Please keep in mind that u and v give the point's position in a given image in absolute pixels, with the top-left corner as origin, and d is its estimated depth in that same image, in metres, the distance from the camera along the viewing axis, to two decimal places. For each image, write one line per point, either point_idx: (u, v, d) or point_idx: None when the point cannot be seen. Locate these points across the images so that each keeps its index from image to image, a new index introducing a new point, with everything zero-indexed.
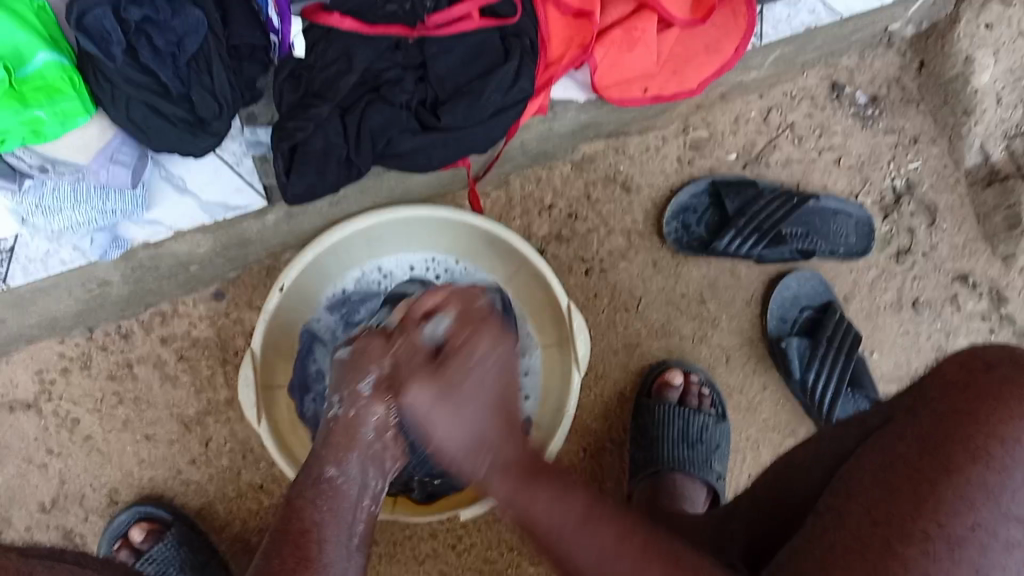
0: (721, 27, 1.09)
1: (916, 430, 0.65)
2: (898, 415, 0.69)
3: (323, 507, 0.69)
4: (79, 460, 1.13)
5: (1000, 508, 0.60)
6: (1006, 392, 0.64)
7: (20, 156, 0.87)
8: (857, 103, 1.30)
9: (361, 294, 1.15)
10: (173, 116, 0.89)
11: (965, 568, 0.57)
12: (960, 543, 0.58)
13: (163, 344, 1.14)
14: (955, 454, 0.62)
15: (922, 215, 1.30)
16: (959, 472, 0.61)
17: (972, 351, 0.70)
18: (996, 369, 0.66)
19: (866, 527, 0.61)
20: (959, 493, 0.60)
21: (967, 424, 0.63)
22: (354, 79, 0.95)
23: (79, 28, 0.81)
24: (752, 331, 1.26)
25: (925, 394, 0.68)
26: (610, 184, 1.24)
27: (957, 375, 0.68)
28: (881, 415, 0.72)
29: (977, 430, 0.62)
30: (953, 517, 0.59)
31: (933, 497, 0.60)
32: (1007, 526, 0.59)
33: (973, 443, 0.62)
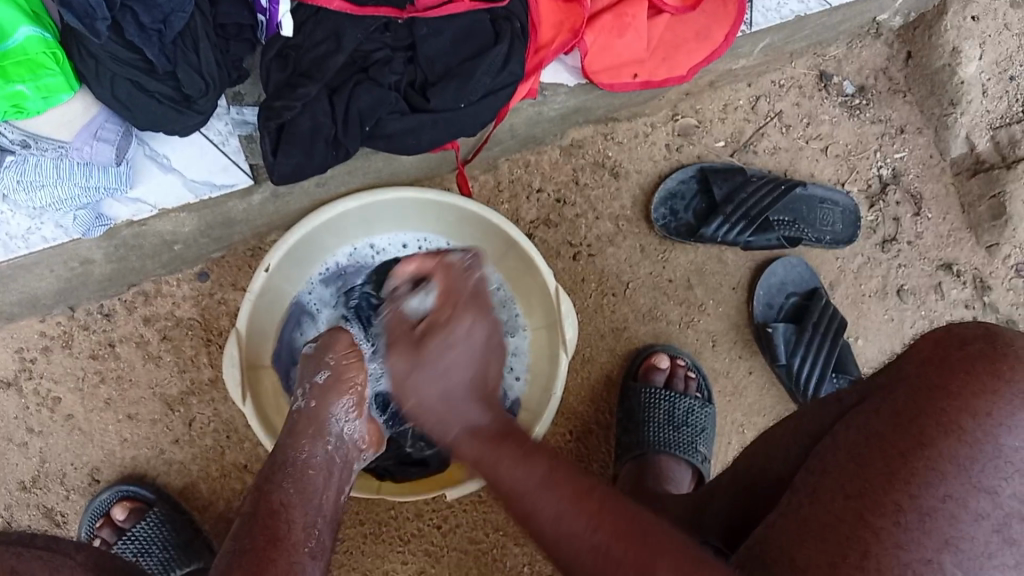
0: (711, 13, 1.08)
1: (892, 404, 0.66)
2: (870, 395, 0.70)
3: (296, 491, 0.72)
4: (61, 438, 1.12)
5: (980, 485, 0.60)
6: (982, 366, 0.65)
7: (1, 130, 0.86)
8: (845, 93, 1.31)
9: (356, 267, 1.15)
10: (158, 93, 0.88)
11: (934, 539, 0.58)
12: (931, 513, 0.59)
13: (146, 323, 1.13)
14: (925, 428, 0.63)
15: (908, 204, 1.31)
16: (929, 444, 0.62)
17: (948, 328, 0.71)
18: (970, 345, 0.67)
19: (839, 502, 0.62)
20: (931, 464, 0.61)
21: (937, 399, 0.64)
22: (342, 59, 0.95)
23: (63, 3, 0.79)
24: (738, 316, 1.26)
25: (900, 372, 0.70)
26: (599, 169, 1.25)
27: (932, 353, 0.69)
28: (856, 393, 0.73)
29: (949, 403, 0.63)
30: (925, 488, 0.60)
31: (906, 469, 0.61)
32: (976, 497, 0.60)
33: (944, 417, 0.62)
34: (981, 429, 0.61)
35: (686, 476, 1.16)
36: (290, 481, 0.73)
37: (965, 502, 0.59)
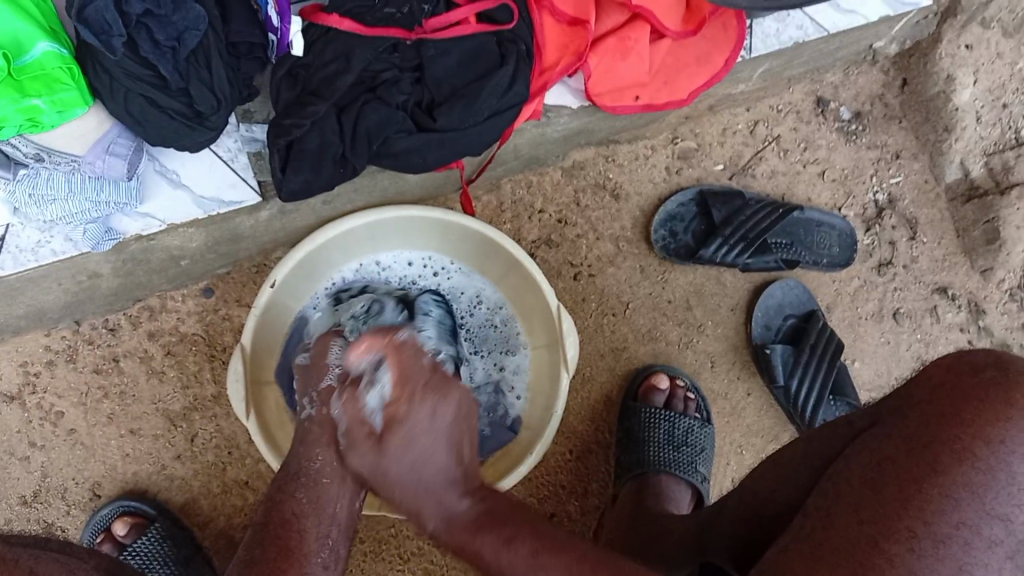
0: (711, 39, 1.11)
1: (902, 429, 0.67)
2: (882, 418, 0.70)
3: (305, 501, 0.74)
4: (62, 453, 1.13)
5: (985, 507, 0.61)
6: (992, 393, 0.65)
7: (15, 145, 0.88)
8: (841, 118, 1.34)
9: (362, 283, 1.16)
10: (169, 109, 0.90)
11: (947, 565, 0.59)
12: (945, 540, 0.60)
13: (151, 338, 1.15)
14: (940, 453, 0.63)
15: (904, 229, 1.33)
16: (943, 471, 0.62)
17: (961, 354, 0.71)
18: (982, 372, 0.67)
19: (852, 526, 0.63)
20: (945, 492, 0.61)
21: (951, 425, 0.65)
22: (351, 79, 0.97)
23: (80, 19, 0.82)
24: (737, 338, 1.27)
25: (911, 398, 0.69)
26: (600, 191, 1.28)
27: (944, 378, 0.69)
28: (867, 416, 0.73)
29: (963, 431, 0.64)
30: (939, 515, 0.61)
31: (920, 496, 0.62)
32: (989, 525, 0.61)
33: (957, 445, 0.63)
34: (994, 456, 0.62)
35: (686, 495, 1.15)
36: (309, 496, 0.74)
37: (978, 529, 0.61)
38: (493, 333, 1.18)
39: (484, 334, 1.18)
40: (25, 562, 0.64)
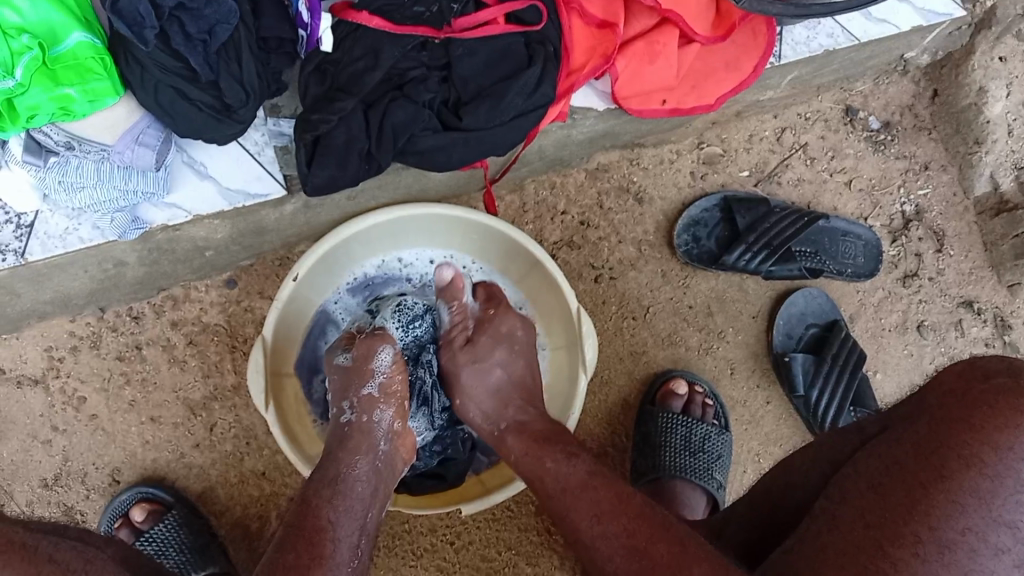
0: (741, 45, 1.11)
1: (911, 435, 0.66)
2: (894, 423, 0.70)
3: (340, 507, 0.76)
4: (84, 438, 1.14)
5: (992, 513, 0.60)
6: (1005, 401, 0.64)
7: (47, 133, 0.88)
8: (870, 128, 1.32)
9: (384, 278, 1.17)
10: (199, 101, 0.91)
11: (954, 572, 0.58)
12: (949, 546, 0.59)
13: (174, 327, 1.16)
14: (947, 459, 0.62)
15: (930, 241, 1.31)
16: (950, 476, 0.61)
17: (971, 362, 0.71)
18: (993, 379, 0.67)
19: (858, 530, 0.62)
20: (951, 496, 0.60)
21: (959, 431, 0.64)
22: (379, 76, 0.97)
23: (113, 10, 0.83)
24: (758, 346, 1.25)
25: (922, 403, 0.69)
26: (623, 194, 1.28)
27: (955, 384, 0.68)
28: (878, 423, 0.73)
29: (973, 437, 0.63)
30: (944, 520, 0.60)
31: (926, 500, 0.61)
32: (996, 532, 0.59)
33: (966, 450, 0.62)
34: (1002, 463, 0.61)
35: (701, 502, 1.16)
36: (338, 499, 0.77)
37: (986, 535, 0.59)
38: None
39: None
40: (46, 548, 0.65)
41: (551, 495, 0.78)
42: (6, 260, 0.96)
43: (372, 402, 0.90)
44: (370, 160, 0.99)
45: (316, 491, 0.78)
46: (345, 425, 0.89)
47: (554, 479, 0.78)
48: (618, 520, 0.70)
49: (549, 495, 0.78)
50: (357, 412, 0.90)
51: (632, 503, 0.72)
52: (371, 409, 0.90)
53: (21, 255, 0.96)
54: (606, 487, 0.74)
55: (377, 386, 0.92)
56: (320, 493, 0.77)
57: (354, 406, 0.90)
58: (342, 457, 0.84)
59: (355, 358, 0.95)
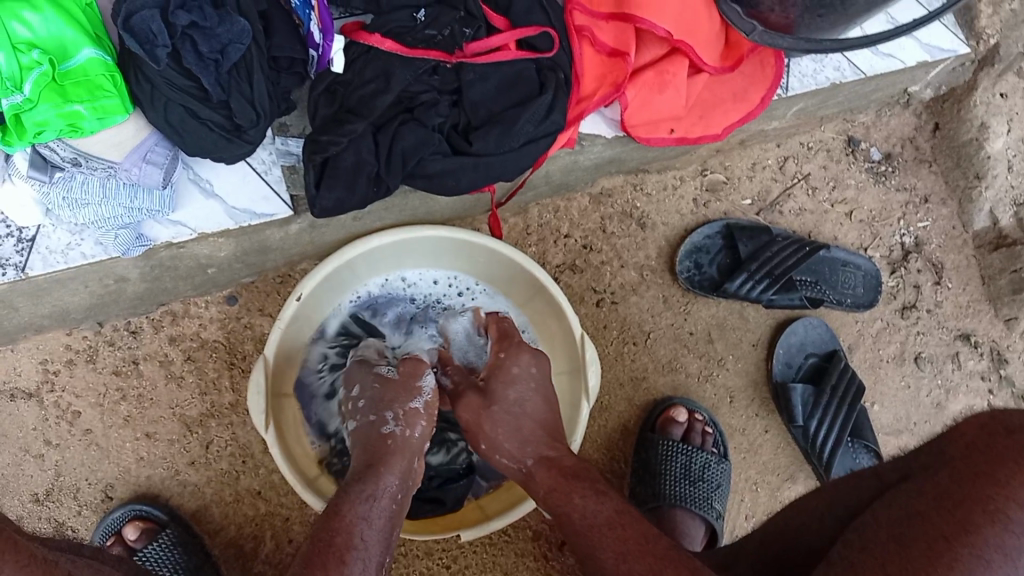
0: (749, 76, 1.11)
1: (934, 486, 0.66)
2: (915, 474, 0.70)
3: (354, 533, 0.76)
4: (77, 453, 1.12)
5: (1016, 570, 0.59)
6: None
7: (53, 148, 0.87)
8: (871, 159, 1.33)
9: (388, 298, 1.16)
10: (210, 121, 0.90)
11: None
12: None
13: (172, 343, 1.15)
14: (971, 513, 0.61)
15: (929, 273, 1.32)
16: (974, 531, 0.60)
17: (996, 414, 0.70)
18: (1017, 434, 0.66)
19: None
20: (976, 552, 0.59)
21: (984, 484, 0.63)
22: (390, 99, 0.97)
23: (125, 27, 0.83)
24: (757, 374, 1.26)
25: (944, 455, 0.69)
26: (626, 219, 1.28)
27: (978, 438, 0.68)
28: (897, 472, 0.73)
29: (998, 491, 0.62)
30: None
31: (949, 554, 0.60)
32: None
33: (991, 505, 0.61)
34: None
35: (699, 533, 1.16)
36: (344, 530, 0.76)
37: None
38: None
39: None
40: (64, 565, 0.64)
41: (578, 532, 0.79)
42: (6, 275, 0.94)
43: (415, 415, 0.93)
44: (379, 183, 0.98)
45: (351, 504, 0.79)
46: (385, 435, 0.90)
47: (582, 516, 0.79)
48: (644, 561, 0.71)
49: (576, 532, 0.79)
50: (401, 425, 0.91)
51: (657, 544, 0.73)
52: (413, 423, 0.92)
53: (21, 269, 0.95)
54: (631, 527, 0.76)
55: (423, 403, 0.96)
56: (354, 507, 0.79)
57: (400, 419, 0.92)
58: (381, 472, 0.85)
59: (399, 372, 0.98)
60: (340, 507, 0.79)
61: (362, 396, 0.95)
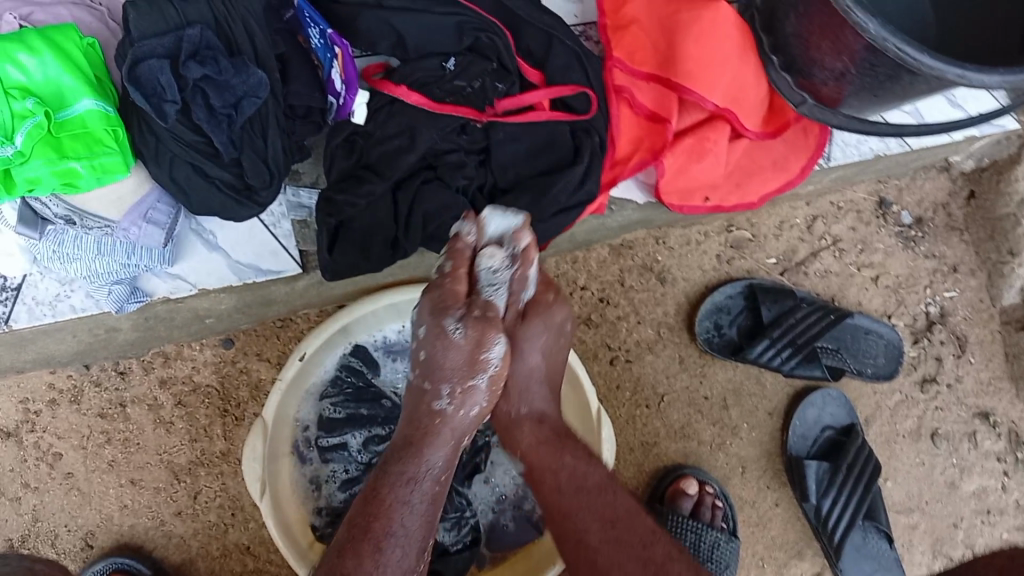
0: (790, 143, 1.05)
1: None
2: None
3: None
4: (57, 498, 1.06)
5: None
6: None
7: (45, 203, 0.80)
8: (901, 223, 1.28)
9: None
10: (219, 180, 0.82)
11: None
12: None
13: (162, 386, 1.08)
14: None
15: (951, 346, 1.28)
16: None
17: None
18: None
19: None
20: None
21: None
22: (414, 158, 0.90)
23: (131, 79, 0.75)
24: (772, 445, 1.22)
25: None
26: (646, 273, 1.22)
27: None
28: None
29: None
30: None
31: None
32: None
33: None
34: None
35: None
36: None
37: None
38: None
39: None
40: None
41: (560, 489, 0.81)
42: None
43: (473, 395, 0.82)
44: (396, 247, 0.92)
45: (391, 489, 0.76)
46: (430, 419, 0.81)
47: (570, 477, 0.81)
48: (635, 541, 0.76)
49: (560, 493, 0.81)
50: (455, 403, 0.81)
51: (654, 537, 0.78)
52: (468, 404, 0.82)
53: (4, 322, 0.87)
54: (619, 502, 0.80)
55: (485, 379, 0.82)
56: (394, 491, 0.76)
57: (455, 396, 0.81)
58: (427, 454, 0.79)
59: (467, 338, 0.81)
60: (379, 492, 0.76)
61: (422, 347, 0.83)
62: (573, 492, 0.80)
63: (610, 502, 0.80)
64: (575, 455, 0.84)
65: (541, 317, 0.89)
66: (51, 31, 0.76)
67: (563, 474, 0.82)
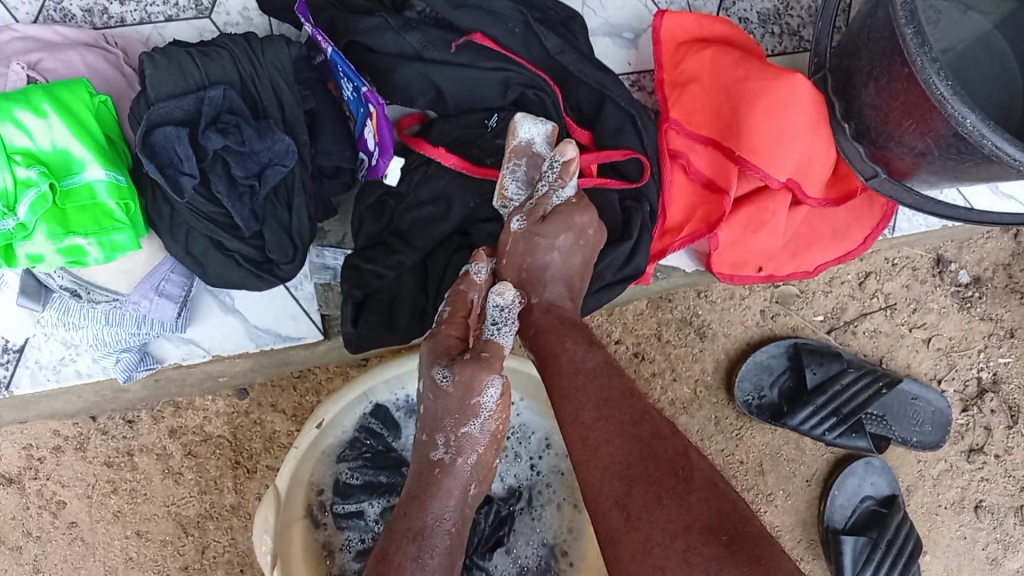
0: (853, 211, 0.98)
1: None
2: None
3: None
4: (60, 548, 1.02)
5: None
6: None
7: (49, 274, 0.73)
8: (958, 282, 1.21)
9: None
10: (239, 253, 0.75)
11: None
12: None
13: (172, 436, 1.03)
14: None
15: (1003, 415, 1.21)
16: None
17: None
18: None
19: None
20: None
21: None
22: (449, 227, 0.83)
23: (146, 149, 0.69)
24: (807, 513, 1.15)
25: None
26: (685, 327, 1.15)
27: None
28: None
29: None
30: None
31: None
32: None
33: None
34: None
35: None
36: None
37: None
38: (559, 483, 1.04)
39: (548, 485, 1.04)
40: None
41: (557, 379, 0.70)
42: None
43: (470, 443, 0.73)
44: (424, 321, 0.85)
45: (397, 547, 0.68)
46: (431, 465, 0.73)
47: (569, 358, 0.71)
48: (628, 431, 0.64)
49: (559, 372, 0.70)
50: (451, 455, 0.72)
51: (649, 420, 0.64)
52: (467, 451, 0.73)
53: (5, 387, 0.82)
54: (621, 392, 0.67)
55: (481, 424, 0.73)
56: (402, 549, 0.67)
57: (450, 445, 0.72)
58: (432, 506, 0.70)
59: (456, 383, 0.72)
60: (388, 553, 0.67)
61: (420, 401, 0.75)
62: (572, 375, 0.69)
63: (610, 380, 0.68)
64: (579, 339, 0.73)
65: (561, 217, 0.77)
66: (58, 90, 0.70)
67: (565, 349, 0.71)
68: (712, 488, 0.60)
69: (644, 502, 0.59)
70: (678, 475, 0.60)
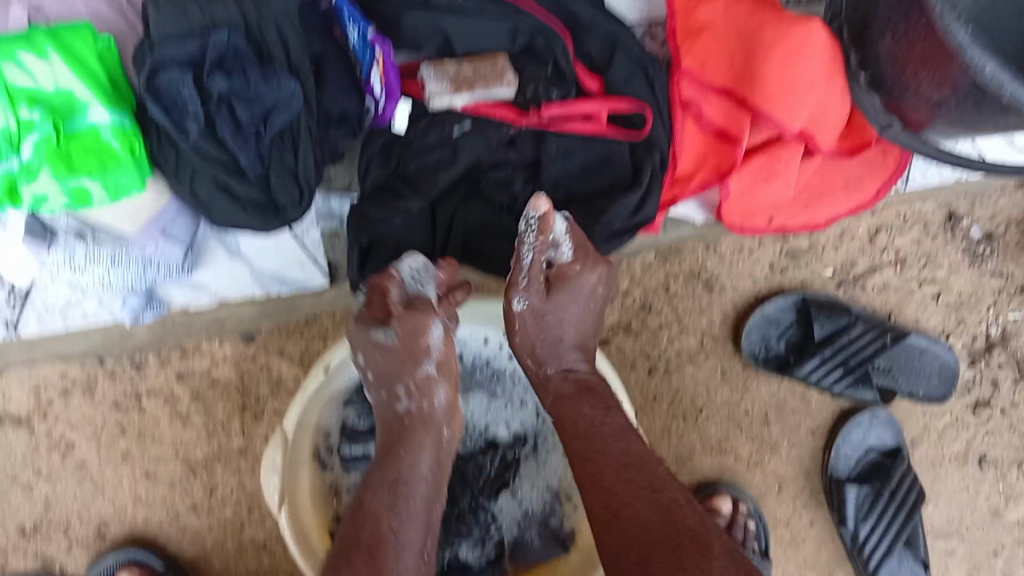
0: (867, 162, 0.96)
1: None
2: None
3: None
4: (70, 487, 1.04)
5: None
6: None
7: (54, 216, 0.73)
8: (970, 238, 1.19)
9: None
10: (244, 197, 0.75)
11: None
12: None
13: (179, 379, 1.03)
14: None
15: (1010, 369, 1.21)
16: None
17: None
18: None
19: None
20: None
21: None
22: (456, 173, 0.82)
23: (149, 90, 0.67)
24: (812, 463, 1.17)
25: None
26: (693, 279, 1.15)
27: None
28: None
29: None
30: None
31: None
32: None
33: None
34: None
35: None
36: None
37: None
38: None
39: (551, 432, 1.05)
40: None
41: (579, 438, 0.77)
42: None
43: (431, 385, 0.79)
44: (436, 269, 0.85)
45: (374, 494, 0.72)
46: (402, 415, 0.78)
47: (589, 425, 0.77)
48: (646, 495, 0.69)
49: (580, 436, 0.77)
50: (417, 401, 0.78)
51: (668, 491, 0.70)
52: (431, 393, 0.79)
53: None
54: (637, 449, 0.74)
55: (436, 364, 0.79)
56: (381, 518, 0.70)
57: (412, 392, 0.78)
58: (405, 455, 0.75)
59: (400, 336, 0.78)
60: (365, 501, 0.71)
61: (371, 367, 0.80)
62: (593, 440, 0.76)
63: (628, 449, 0.74)
64: (596, 406, 0.80)
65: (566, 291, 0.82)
66: (61, 31, 0.68)
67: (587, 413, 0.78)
68: (729, 554, 0.65)
69: (667, 565, 0.64)
70: (699, 544, 0.65)
